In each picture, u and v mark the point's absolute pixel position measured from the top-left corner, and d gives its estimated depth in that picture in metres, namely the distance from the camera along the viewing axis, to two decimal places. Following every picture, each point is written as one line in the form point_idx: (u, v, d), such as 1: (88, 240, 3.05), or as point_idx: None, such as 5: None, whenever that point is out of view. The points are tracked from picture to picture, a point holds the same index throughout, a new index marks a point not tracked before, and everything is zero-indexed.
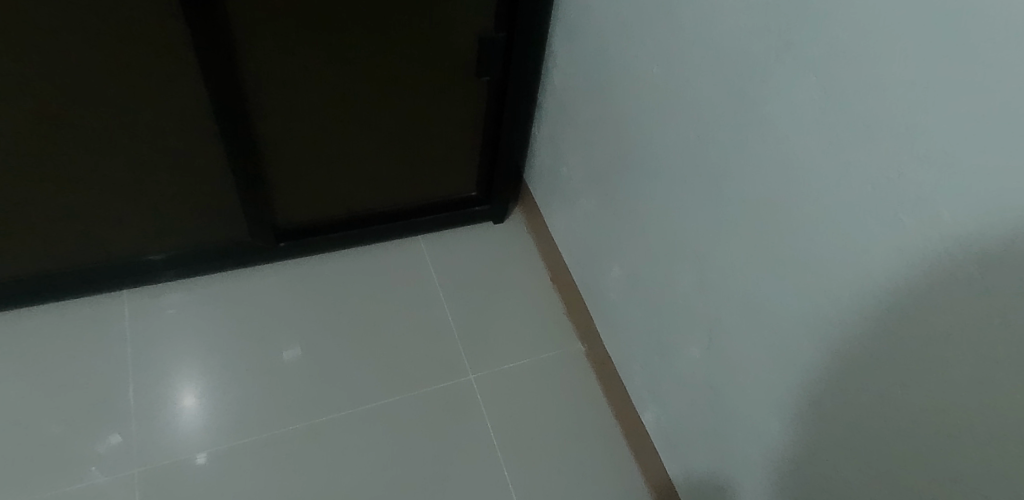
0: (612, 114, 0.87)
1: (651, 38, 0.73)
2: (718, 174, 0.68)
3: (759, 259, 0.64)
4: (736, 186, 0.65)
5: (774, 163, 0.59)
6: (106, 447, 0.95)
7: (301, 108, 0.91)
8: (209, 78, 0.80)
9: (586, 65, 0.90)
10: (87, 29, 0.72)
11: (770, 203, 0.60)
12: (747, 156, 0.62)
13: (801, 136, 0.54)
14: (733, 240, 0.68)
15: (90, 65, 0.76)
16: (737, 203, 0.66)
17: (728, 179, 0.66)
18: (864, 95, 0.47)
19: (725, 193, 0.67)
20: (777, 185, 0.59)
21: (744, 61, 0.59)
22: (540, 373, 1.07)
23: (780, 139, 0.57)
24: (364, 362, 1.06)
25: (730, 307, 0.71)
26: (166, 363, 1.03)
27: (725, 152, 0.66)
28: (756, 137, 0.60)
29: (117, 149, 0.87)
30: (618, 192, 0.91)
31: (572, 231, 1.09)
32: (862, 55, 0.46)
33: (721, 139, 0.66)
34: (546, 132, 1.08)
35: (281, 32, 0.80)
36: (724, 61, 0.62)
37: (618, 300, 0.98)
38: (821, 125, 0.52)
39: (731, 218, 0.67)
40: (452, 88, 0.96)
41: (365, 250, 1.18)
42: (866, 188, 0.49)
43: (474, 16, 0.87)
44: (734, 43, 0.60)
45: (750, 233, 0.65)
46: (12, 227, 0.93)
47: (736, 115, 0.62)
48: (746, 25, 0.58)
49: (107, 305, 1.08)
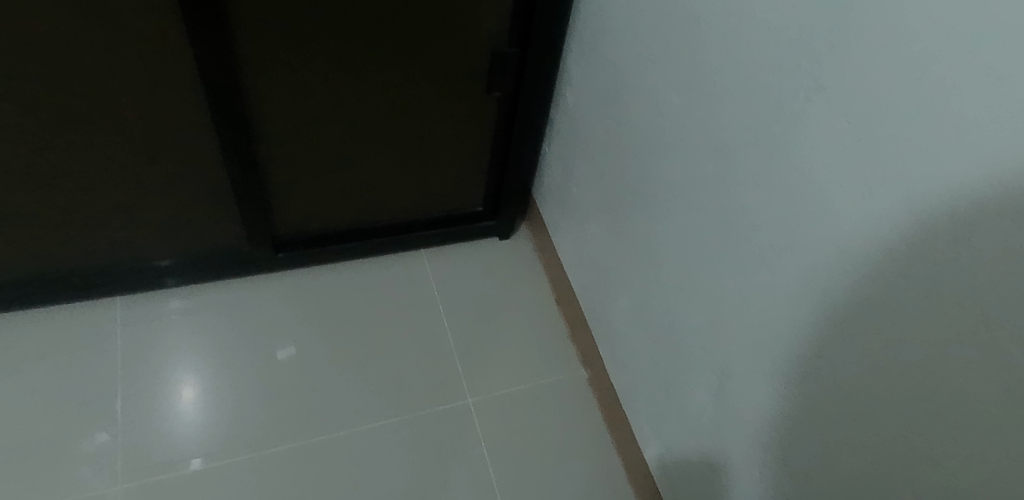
0: (626, 139, 0.83)
1: (670, 65, 0.69)
2: (733, 214, 0.63)
3: (775, 310, 0.60)
4: (751, 231, 0.61)
5: (796, 213, 0.54)
6: (95, 444, 0.93)
7: (304, 118, 0.88)
8: (209, 83, 0.77)
9: (599, 85, 0.86)
10: (77, 29, 0.68)
11: (790, 253, 0.56)
12: (765, 199, 0.58)
13: (824, 188, 0.50)
14: (748, 286, 0.64)
15: (82, 66, 0.72)
16: (753, 247, 0.61)
17: (745, 220, 0.62)
18: (893, 151, 0.43)
19: (741, 235, 0.63)
20: (797, 233, 0.55)
21: (767, 101, 0.55)
22: (540, 398, 1.04)
23: (801, 187, 0.53)
24: (359, 381, 1.03)
25: (743, 353, 0.67)
26: (159, 362, 1.02)
27: (742, 193, 0.61)
28: (776, 183, 0.56)
29: (110, 151, 0.84)
30: (628, 220, 0.87)
31: (579, 253, 1.05)
32: (895, 109, 0.42)
33: (738, 178, 0.61)
34: (557, 150, 1.04)
35: (285, 39, 0.77)
36: (745, 97, 0.58)
37: (624, 330, 0.94)
38: (848, 178, 0.48)
39: (745, 262, 0.63)
40: (462, 102, 0.93)
41: (367, 262, 1.15)
42: (895, 251, 0.45)
43: (486, 29, 0.84)
44: (756, 79, 0.56)
45: (767, 281, 0.60)
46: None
47: (755, 155, 0.58)
48: (771, 61, 0.53)
49: (101, 311, 1.05)
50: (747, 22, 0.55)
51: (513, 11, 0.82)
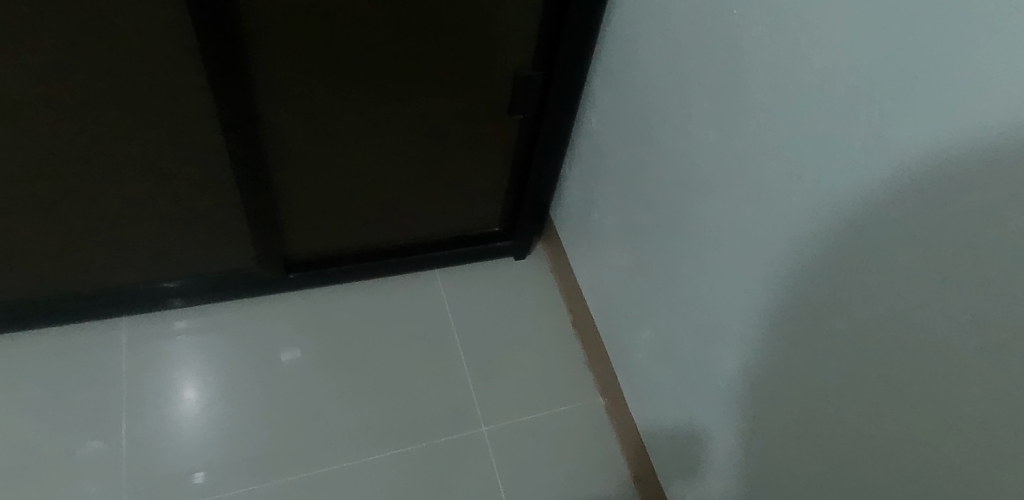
0: (648, 172, 0.80)
1: (699, 103, 0.66)
2: (766, 265, 0.60)
3: (812, 370, 0.57)
4: (788, 285, 0.58)
5: (841, 277, 0.51)
6: (89, 451, 0.92)
7: (319, 142, 0.85)
8: (223, 107, 0.74)
9: (622, 114, 0.83)
10: (86, 51, 0.66)
11: (831, 316, 0.53)
12: (805, 256, 0.55)
13: (873, 255, 0.47)
14: (783, 340, 0.60)
15: (90, 88, 0.69)
16: (790, 301, 0.58)
17: (780, 274, 0.59)
18: (952, 228, 0.40)
19: (775, 288, 0.60)
20: (840, 295, 0.52)
21: (809, 154, 0.52)
22: (556, 427, 1.01)
23: (848, 248, 0.50)
24: (369, 408, 1.00)
25: (774, 408, 0.64)
26: (162, 367, 1.00)
27: (778, 245, 0.58)
28: (819, 240, 0.53)
29: (117, 173, 0.81)
30: (649, 255, 0.84)
31: (597, 279, 1.02)
32: (957, 185, 0.39)
33: (773, 229, 0.58)
34: (576, 173, 1.01)
35: (302, 64, 0.74)
36: (785, 147, 0.54)
37: (643, 365, 0.92)
38: (898, 250, 0.45)
39: (780, 315, 0.60)
40: (482, 125, 0.90)
41: (378, 283, 1.12)
42: (946, 332, 0.42)
43: (510, 53, 0.81)
44: (797, 132, 0.52)
45: (804, 338, 0.58)
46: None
47: (795, 208, 0.55)
48: (812, 114, 0.50)
49: (103, 331, 1.03)
50: (784, 69, 0.52)
51: (538, 34, 0.80)
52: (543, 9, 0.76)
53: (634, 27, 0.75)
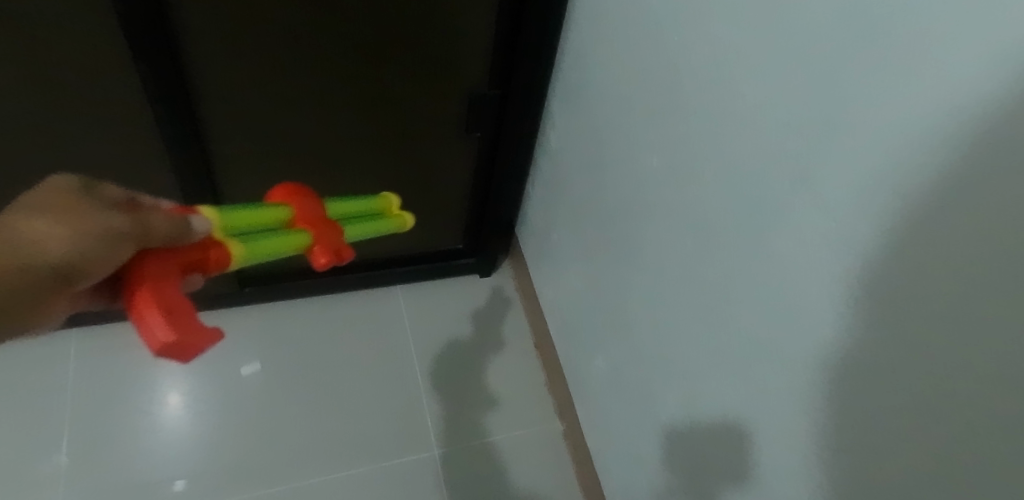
0: (608, 196, 0.79)
1: (654, 129, 0.65)
2: (717, 300, 0.59)
3: (761, 411, 0.55)
4: (738, 322, 0.56)
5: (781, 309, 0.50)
6: (55, 466, 0.91)
7: (270, 160, 0.83)
8: (166, 127, 0.72)
9: (582, 136, 0.83)
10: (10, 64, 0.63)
11: (773, 349, 0.52)
12: (749, 290, 0.54)
13: (810, 289, 0.46)
14: (734, 376, 0.59)
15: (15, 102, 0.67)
16: (739, 337, 0.57)
17: (730, 307, 0.57)
18: (886, 269, 0.39)
19: (725, 323, 0.59)
20: (782, 333, 0.51)
21: (753, 183, 0.51)
22: (511, 451, 0.99)
23: (793, 290, 0.48)
24: (328, 425, 0.98)
25: (723, 448, 0.63)
26: (148, 376, 1.00)
27: (729, 277, 0.57)
28: (765, 277, 0.51)
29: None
30: (609, 282, 0.83)
31: (559, 300, 1.01)
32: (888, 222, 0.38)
33: (722, 262, 0.57)
34: (539, 193, 1.00)
35: (247, 82, 0.73)
36: (732, 179, 0.54)
37: (601, 392, 0.90)
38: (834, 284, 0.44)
39: (729, 350, 0.59)
40: (440, 144, 0.89)
41: (339, 299, 1.10)
42: (879, 374, 0.41)
43: (464, 71, 0.80)
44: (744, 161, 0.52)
45: (753, 377, 0.56)
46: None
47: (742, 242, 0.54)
48: (758, 148, 0.49)
49: (57, 344, 1.01)
50: (733, 96, 0.51)
51: (493, 52, 0.79)
52: (497, 26, 0.76)
53: (592, 47, 0.75)
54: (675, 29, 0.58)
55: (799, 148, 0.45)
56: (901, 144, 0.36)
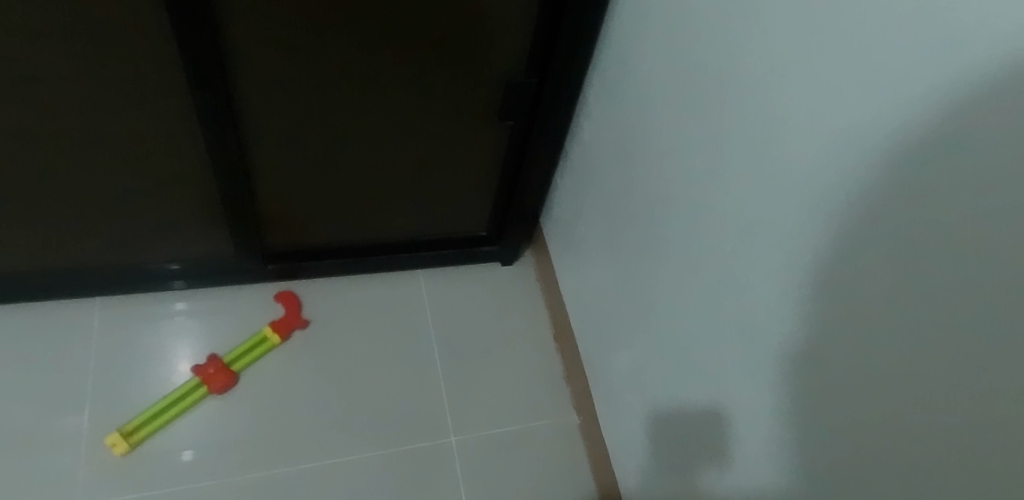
0: (647, 191, 0.78)
1: (699, 127, 0.64)
2: (760, 302, 0.58)
3: (804, 418, 0.54)
4: (785, 329, 0.55)
5: (824, 314, 0.50)
6: (69, 430, 0.91)
7: (302, 141, 0.82)
8: (198, 105, 0.71)
9: (619, 127, 0.82)
10: (26, 30, 0.62)
11: (810, 353, 0.52)
12: (789, 294, 0.54)
13: (855, 294, 0.46)
14: (776, 381, 0.58)
15: (36, 69, 0.66)
16: (782, 343, 0.56)
17: (775, 313, 0.56)
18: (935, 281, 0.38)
19: (768, 330, 0.58)
20: (821, 335, 0.50)
21: (798, 187, 0.50)
22: (526, 442, 0.99)
23: (846, 302, 0.47)
24: (346, 406, 0.98)
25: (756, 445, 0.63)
26: (159, 345, 1.00)
27: (774, 283, 0.55)
28: (817, 286, 0.50)
29: (71, 154, 0.77)
30: (643, 277, 0.83)
31: (583, 292, 1.01)
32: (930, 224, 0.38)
33: (768, 267, 0.56)
34: (569, 184, 1.00)
35: (285, 63, 0.71)
36: (780, 185, 0.53)
37: (625, 385, 0.91)
38: (879, 288, 0.43)
39: (771, 355, 0.58)
40: (471, 130, 0.88)
41: (361, 280, 1.10)
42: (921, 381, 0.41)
43: (503, 58, 0.79)
44: (791, 166, 0.51)
45: (796, 384, 0.55)
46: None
47: (792, 250, 0.52)
48: (807, 153, 0.49)
49: (76, 310, 1.01)
50: (779, 97, 0.51)
51: (531, 37, 0.77)
52: (538, 12, 0.74)
53: (638, 39, 0.73)
54: (724, 27, 0.57)
55: (860, 163, 0.43)
56: (961, 160, 0.34)
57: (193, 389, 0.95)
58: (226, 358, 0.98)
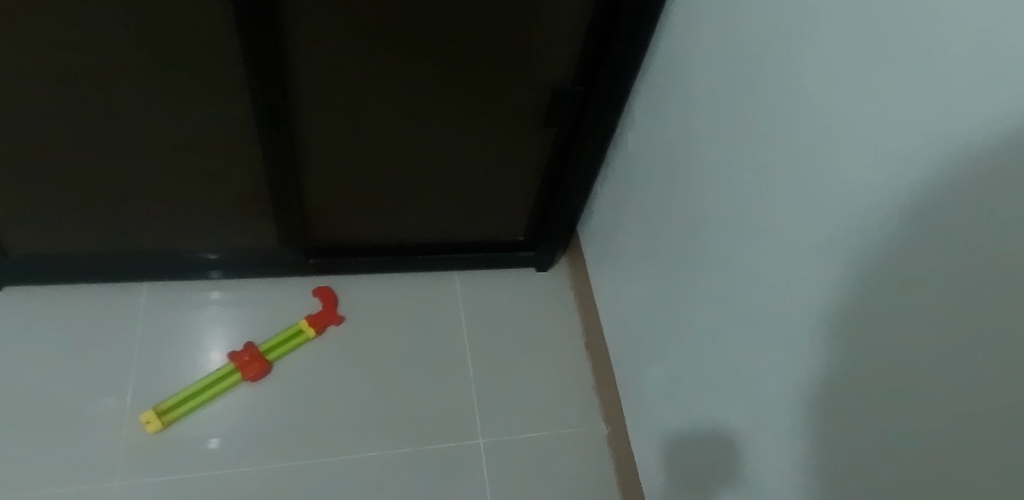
0: (689, 204, 0.78)
1: (749, 141, 0.64)
2: (810, 319, 0.58)
3: (858, 439, 0.54)
4: (839, 347, 0.55)
5: (878, 335, 0.49)
6: (102, 410, 0.92)
7: (350, 139, 0.84)
8: (256, 100, 0.73)
9: (663, 139, 0.82)
10: (99, 19, 0.64)
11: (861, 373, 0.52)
12: (843, 313, 0.53)
13: (910, 315, 0.46)
14: (825, 400, 0.57)
15: (104, 57, 0.68)
16: (835, 360, 0.56)
17: (828, 331, 0.56)
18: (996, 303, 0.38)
19: (820, 348, 0.57)
20: (873, 355, 0.50)
21: (854, 206, 0.50)
22: (553, 449, 0.99)
23: (901, 323, 0.47)
24: (378, 402, 0.99)
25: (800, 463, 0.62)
26: (193, 332, 1.01)
27: (828, 299, 0.55)
28: (874, 305, 0.49)
29: (128, 142, 0.79)
30: (680, 290, 0.83)
31: (618, 303, 1.00)
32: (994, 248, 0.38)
33: (823, 283, 0.55)
34: (608, 193, 1.00)
35: (341, 62, 0.73)
36: (835, 203, 0.53)
37: (658, 398, 0.90)
38: (939, 310, 0.43)
39: (823, 375, 0.57)
40: (516, 136, 0.89)
41: (395, 279, 1.11)
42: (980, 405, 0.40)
43: (553, 65, 0.80)
44: (849, 184, 0.51)
45: (848, 406, 0.54)
46: (22, 204, 0.87)
47: (849, 267, 0.52)
48: (865, 172, 0.48)
49: (115, 294, 1.03)
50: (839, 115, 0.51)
51: (581, 46, 0.78)
52: (589, 20, 0.75)
53: (686, 50, 0.73)
54: (779, 42, 0.57)
55: (922, 181, 0.43)
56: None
57: (228, 375, 0.96)
58: (262, 347, 0.99)
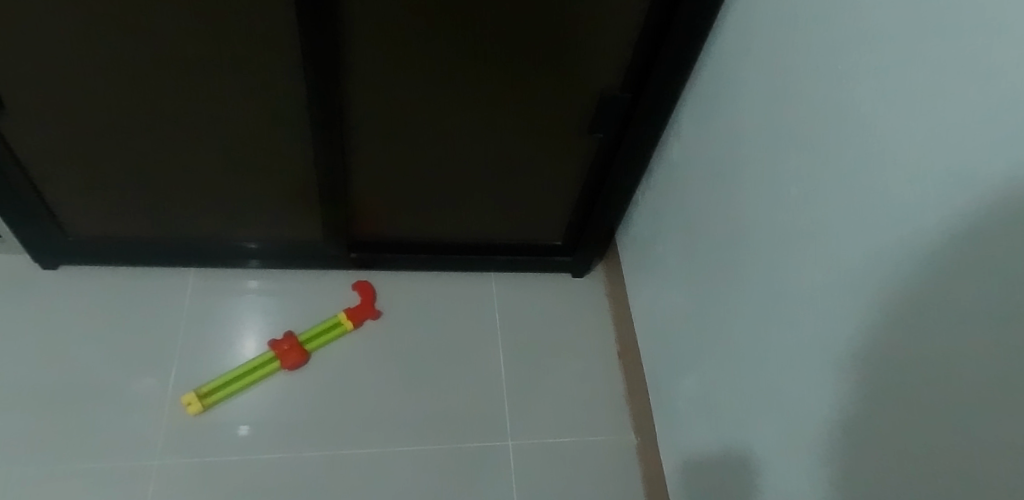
0: (729, 216, 0.78)
1: (796, 156, 0.64)
2: (854, 340, 0.56)
3: (893, 467, 0.52)
4: (881, 371, 0.53)
5: (916, 358, 0.49)
6: (142, 389, 0.95)
7: (400, 137, 0.85)
8: (312, 95, 0.75)
9: (707, 150, 0.81)
10: (165, 14, 0.66)
11: (900, 397, 0.51)
12: (885, 333, 0.52)
13: (952, 340, 0.45)
14: (863, 425, 0.56)
15: (171, 49, 0.71)
16: (876, 385, 0.54)
17: (872, 353, 0.54)
18: None
19: (863, 371, 0.56)
20: (912, 379, 0.49)
21: (902, 227, 0.50)
22: (579, 456, 0.98)
23: (942, 346, 0.46)
24: (409, 397, 1.00)
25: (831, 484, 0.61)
26: (232, 319, 1.03)
27: (873, 320, 0.54)
28: (918, 327, 0.48)
29: (186, 132, 0.83)
30: (716, 302, 0.82)
31: (653, 312, 1.00)
32: None
33: (868, 303, 0.54)
34: (648, 202, 1.00)
35: (395, 62, 0.75)
36: (881, 222, 0.52)
37: (689, 410, 0.89)
38: (981, 337, 0.42)
39: (862, 399, 0.56)
40: (562, 140, 0.89)
41: (432, 276, 1.12)
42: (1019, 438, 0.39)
43: (602, 73, 0.80)
44: (897, 204, 0.50)
45: (883, 428, 0.53)
46: (83, 186, 0.91)
47: (898, 288, 0.51)
48: (916, 193, 0.48)
49: (161, 277, 1.06)
50: (893, 133, 0.50)
51: (631, 54, 0.79)
52: (642, 27, 0.76)
53: (737, 61, 0.73)
54: (837, 57, 0.56)
55: (976, 203, 0.42)
56: None
57: (267, 363, 0.98)
58: (301, 337, 1.01)
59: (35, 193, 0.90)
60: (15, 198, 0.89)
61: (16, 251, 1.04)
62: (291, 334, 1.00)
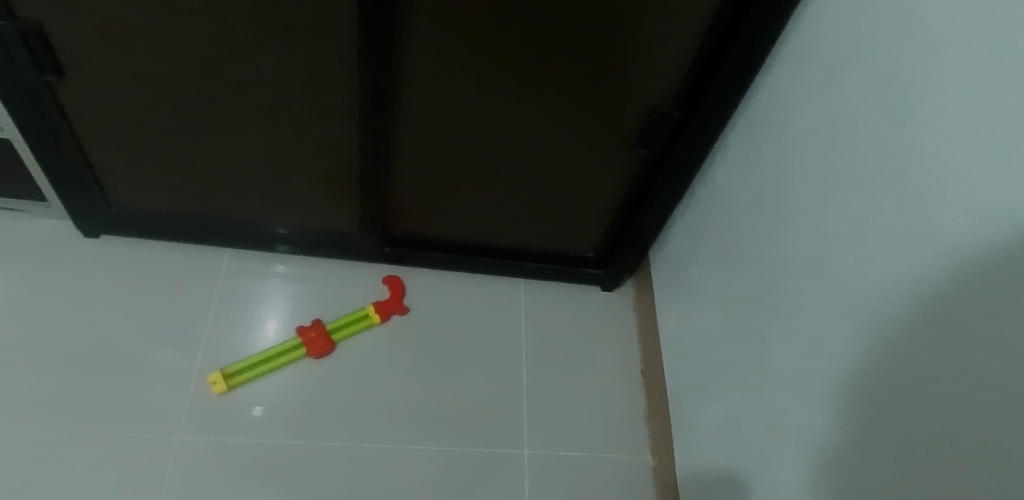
0: (764, 243, 0.76)
1: (837, 190, 0.62)
2: (881, 382, 0.54)
3: None
4: (902, 419, 0.51)
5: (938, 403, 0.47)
6: (164, 361, 0.96)
7: (444, 137, 0.86)
8: (363, 88, 0.76)
9: (749, 174, 0.80)
10: None
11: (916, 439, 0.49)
12: (905, 376, 0.51)
13: (973, 387, 0.44)
14: (877, 473, 0.54)
15: (226, 30, 0.72)
16: (892, 427, 0.53)
17: (894, 396, 0.53)
18: None
19: (883, 414, 0.54)
20: (928, 421, 0.48)
21: (934, 270, 0.48)
22: (589, 470, 0.97)
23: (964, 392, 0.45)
24: (426, 395, 1.00)
25: None
26: (258, 300, 1.05)
27: (899, 364, 0.52)
28: (947, 375, 0.46)
29: (232, 115, 0.84)
30: (743, 328, 0.80)
31: (679, 333, 0.99)
32: None
33: (899, 346, 0.52)
34: (685, 222, 0.99)
35: (447, 63, 0.75)
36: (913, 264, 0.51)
37: (706, 434, 0.88)
38: (1003, 384, 0.41)
39: (879, 445, 0.54)
40: (606, 154, 0.89)
41: (458, 277, 1.12)
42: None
43: (651, 90, 0.80)
44: (929, 246, 0.49)
45: (896, 472, 0.52)
46: (132, 159, 0.92)
47: (922, 331, 0.50)
48: (951, 236, 0.47)
49: (192, 254, 1.08)
50: (936, 173, 0.49)
51: (684, 75, 0.78)
52: (698, 48, 0.75)
53: (790, 87, 0.71)
54: (891, 92, 0.55)
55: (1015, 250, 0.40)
56: None
57: (292, 348, 0.99)
58: (328, 325, 1.02)
59: (84, 162, 0.92)
60: (63, 164, 0.91)
61: (58, 217, 1.06)
62: (317, 322, 1.01)
